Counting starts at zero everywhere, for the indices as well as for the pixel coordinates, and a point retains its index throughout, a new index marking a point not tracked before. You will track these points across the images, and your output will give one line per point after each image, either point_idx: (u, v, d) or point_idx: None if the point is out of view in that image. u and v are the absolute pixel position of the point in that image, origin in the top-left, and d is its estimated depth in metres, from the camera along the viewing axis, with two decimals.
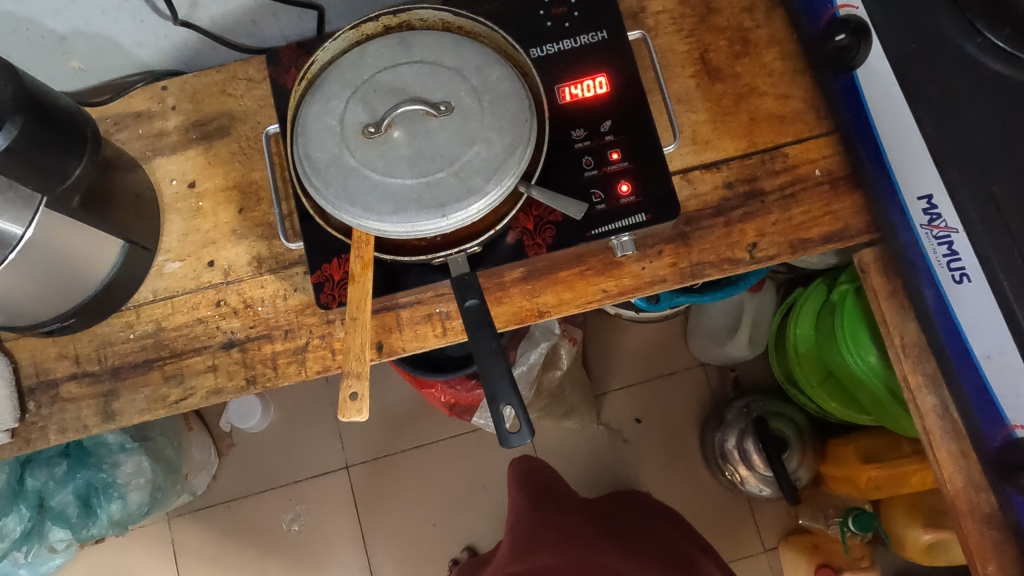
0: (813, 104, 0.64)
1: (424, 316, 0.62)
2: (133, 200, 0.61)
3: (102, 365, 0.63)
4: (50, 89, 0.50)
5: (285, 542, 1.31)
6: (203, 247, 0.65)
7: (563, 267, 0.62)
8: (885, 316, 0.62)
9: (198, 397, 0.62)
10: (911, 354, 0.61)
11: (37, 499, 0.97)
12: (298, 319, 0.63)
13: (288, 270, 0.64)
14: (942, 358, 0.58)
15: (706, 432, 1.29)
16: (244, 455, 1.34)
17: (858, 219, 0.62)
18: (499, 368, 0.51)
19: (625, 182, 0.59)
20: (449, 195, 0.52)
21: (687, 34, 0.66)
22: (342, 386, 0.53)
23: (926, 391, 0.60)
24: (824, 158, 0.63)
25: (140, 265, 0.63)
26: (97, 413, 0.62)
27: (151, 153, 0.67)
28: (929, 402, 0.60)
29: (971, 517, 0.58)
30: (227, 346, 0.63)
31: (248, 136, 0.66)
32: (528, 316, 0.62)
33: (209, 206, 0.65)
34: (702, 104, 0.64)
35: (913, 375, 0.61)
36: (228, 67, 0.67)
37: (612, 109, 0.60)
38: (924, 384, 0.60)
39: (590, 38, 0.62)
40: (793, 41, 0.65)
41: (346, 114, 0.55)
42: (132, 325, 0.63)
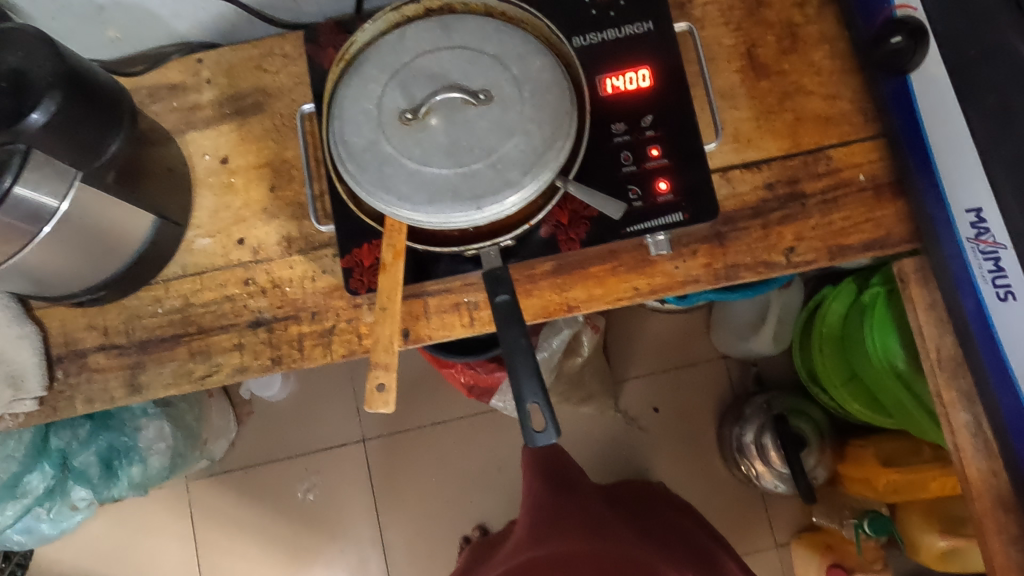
0: (860, 105, 0.62)
1: (452, 305, 0.62)
2: (165, 174, 0.61)
3: (129, 338, 0.63)
4: (88, 63, 0.50)
5: (299, 510, 1.32)
6: (233, 224, 0.64)
7: (595, 261, 0.61)
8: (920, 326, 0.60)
9: (223, 375, 0.62)
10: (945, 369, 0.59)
11: (60, 458, 0.99)
12: (326, 301, 0.63)
13: (317, 251, 0.63)
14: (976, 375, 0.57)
15: (723, 424, 1.28)
16: (264, 423, 1.36)
17: (900, 227, 0.60)
18: (527, 365, 0.50)
19: (664, 180, 0.57)
20: (485, 187, 0.51)
21: (735, 27, 0.64)
22: (369, 376, 0.52)
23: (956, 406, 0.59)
24: (869, 162, 0.61)
25: (170, 240, 0.63)
26: (124, 385, 0.63)
27: (185, 126, 0.66)
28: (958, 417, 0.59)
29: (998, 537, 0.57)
30: (254, 325, 0.63)
31: (282, 113, 0.65)
32: (556, 310, 0.61)
33: (240, 183, 0.65)
34: (746, 101, 0.63)
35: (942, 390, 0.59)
36: (265, 43, 0.66)
37: (654, 103, 0.58)
38: (954, 400, 0.59)
39: (635, 29, 0.59)
40: (845, 40, 0.63)
41: (383, 99, 0.54)
42: (160, 299, 0.64)
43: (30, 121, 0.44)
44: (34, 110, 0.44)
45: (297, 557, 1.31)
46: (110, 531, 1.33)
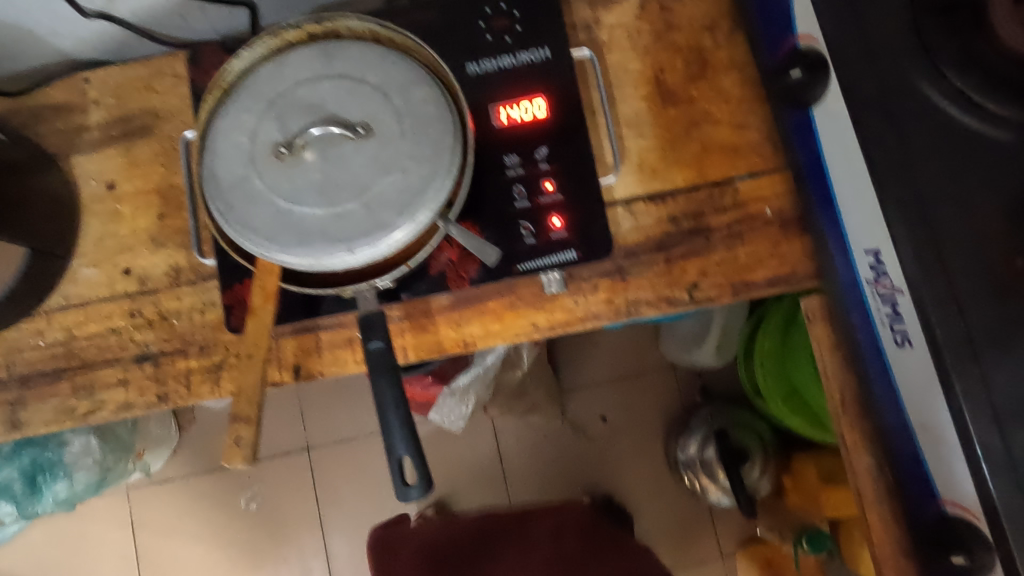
0: (769, 135, 0.60)
1: (345, 340, 0.60)
2: (42, 203, 0.58)
3: (9, 373, 0.61)
4: None
5: (242, 520, 1.31)
6: (119, 252, 0.62)
7: (492, 297, 0.59)
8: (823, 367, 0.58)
9: (108, 412, 0.60)
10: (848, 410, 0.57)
11: None
12: (214, 335, 0.60)
13: (206, 283, 0.61)
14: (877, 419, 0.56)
15: (671, 435, 1.27)
16: (204, 432, 1.32)
17: (806, 263, 0.58)
18: (396, 416, 0.47)
19: (557, 216, 0.55)
20: (357, 228, 0.49)
21: (642, 51, 0.61)
22: (231, 428, 0.49)
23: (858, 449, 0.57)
24: (775, 196, 0.59)
25: (50, 271, 0.60)
26: (3, 422, 0.60)
27: (69, 150, 0.63)
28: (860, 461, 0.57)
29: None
30: (140, 359, 0.60)
31: (171, 137, 0.62)
32: (452, 346, 0.59)
33: (127, 209, 0.62)
34: (652, 129, 0.60)
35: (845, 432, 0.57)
36: (153, 61, 0.63)
37: (550, 135, 0.56)
38: (857, 443, 0.57)
39: (531, 55, 0.57)
40: (755, 66, 0.61)
41: (257, 131, 0.52)
42: (42, 332, 0.61)
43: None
44: None
45: (240, 567, 1.30)
46: (48, 540, 1.30)
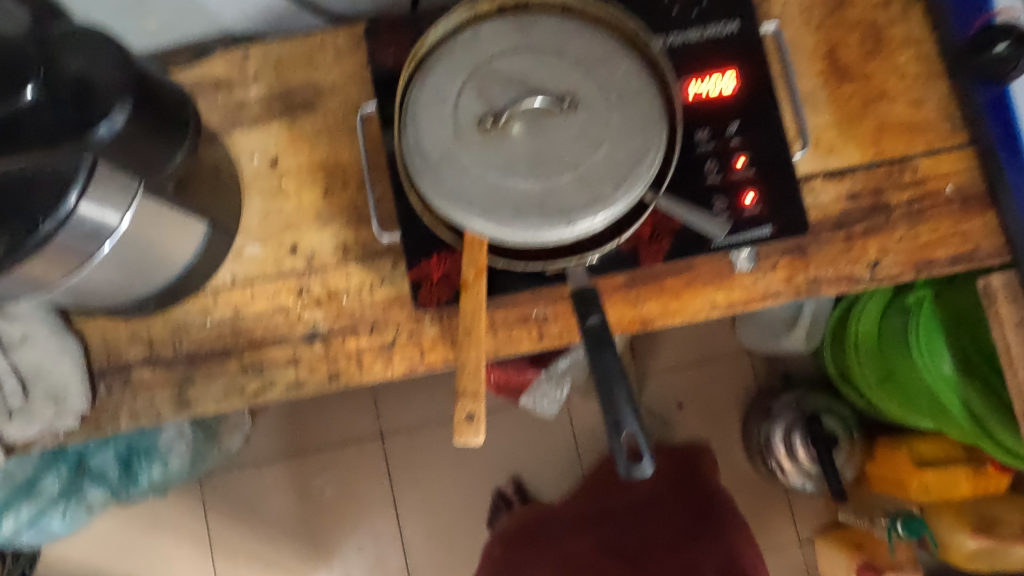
0: (947, 111, 0.59)
1: (519, 319, 0.59)
2: (217, 177, 0.57)
3: (176, 351, 0.60)
4: (155, 71, 0.45)
5: (315, 506, 1.30)
6: (285, 230, 0.61)
7: (670, 275, 0.58)
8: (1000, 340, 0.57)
9: (278, 390, 0.59)
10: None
11: (77, 458, 0.99)
12: (385, 314, 0.59)
13: (376, 260, 0.60)
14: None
15: (749, 421, 1.27)
16: (279, 419, 1.32)
17: (990, 240, 0.58)
18: (624, 391, 0.46)
19: (750, 192, 0.55)
20: (574, 202, 0.48)
21: (816, 27, 0.61)
22: (456, 405, 0.47)
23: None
24: (956, 172, 0.58)
25: (221, 247, 0.59)
26: (171, 401, 0.59)
27: (231, 125, 0.62)
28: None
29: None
30: (309, 338, 0.59)
31: (336, 112, 0.61)
32: (631, 324, 0.58)
33: (292, 186, 0.61)
34: (828, 106, 0.60)
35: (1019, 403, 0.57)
36: (316, 35, 0.62)
37: (740, 110, 0.55)
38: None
39: (718, 29, 0.56)
40: (931, 42, 0.60)
41: (460, 103, 0.51)
42: (209, 310, 0.60)
43: (23, 102, 0.37)
44: (102, 119, 0.39)
45: (314, 554, 1.29)
46: (120, 527, 1.29)
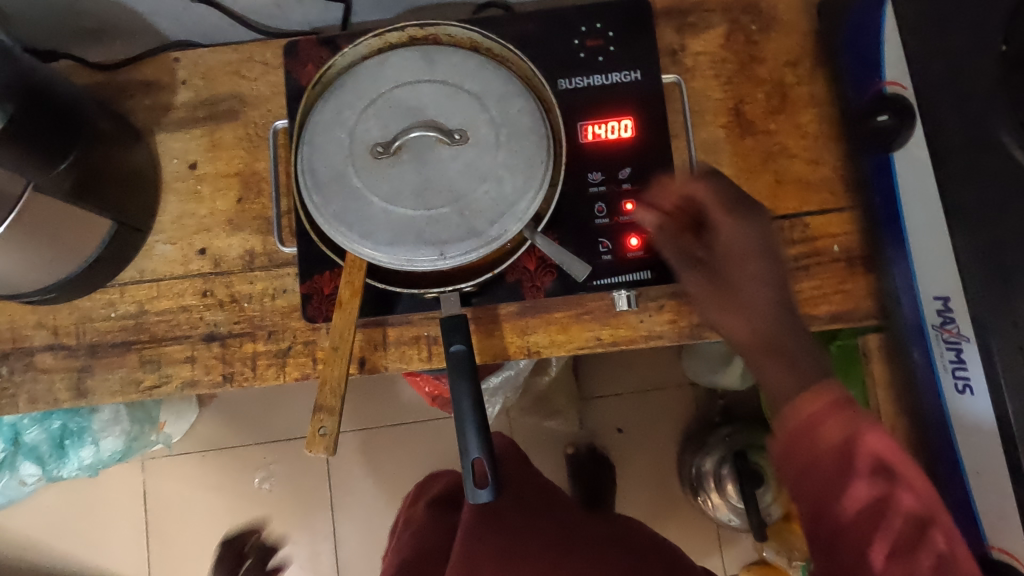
0: (842, 174, 0.61)
1: (412, 338, 0.61)
2: (129, 176, 0.59)
3: (79, 340, 0.62)
4: (54, 78, 0.50)
5: (253, 498, 1.31)
6: (196, 232, 0.63)
7: (559, 308, 0.60)
8: (753, 259, 0.50)
9: (173, 387, 0.61)
10: (768, 303, 0.50)
11: (11, 433, 0.99)
12: (283, 322, 0.61)
13: (279, 269, 0.62)
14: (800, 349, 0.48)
15: (685, 452, 1.28)
16: (226, 409, 1.33)
17: (868, 302, 0.60)
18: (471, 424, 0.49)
19: (635, 236, 0.57)
20: (451, 233, 0.50)
21: (725, 81, 0.63)
22: (313, 419, 0.48)
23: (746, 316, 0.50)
24: (843, 234, 0.60)
25: (130, 244, 0.61)
26: (69, 388, 0.61)
27: (155, 127, 0.64)
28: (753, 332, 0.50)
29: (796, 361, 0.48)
30: (208, 339, 0.62)
31: (256, 123, 0.64)
32: (516, 353, 0.60)
33: (207, 190, 0.63)
34: (729, 158, 0.62)
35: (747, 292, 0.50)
36: (245, 48, 0.65)
37: (634, 156, 0.57)
38: (762, 348, 0.50)
39: (622, 76, 0.58)
40: (833, 105, 0.62)
41: (357, 129, 0.53)
42: (114, 303, 0.62)
43: None
44: None
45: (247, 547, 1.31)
46: (61, 502, 1.31)
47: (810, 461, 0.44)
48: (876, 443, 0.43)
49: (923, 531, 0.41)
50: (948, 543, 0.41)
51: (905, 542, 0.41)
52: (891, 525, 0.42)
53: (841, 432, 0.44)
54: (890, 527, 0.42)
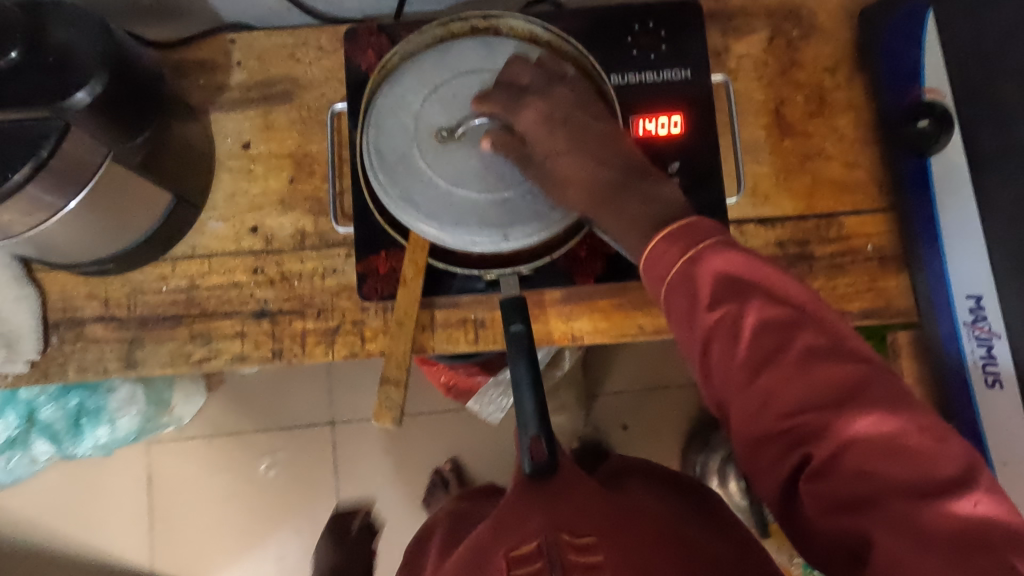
0: (876, 177, 0.64)
1: (459, 320, 0.62)
2: (188, 153, 0.59)
3: (130, 312, 0.63)
4: (137, 50, 0.49)
5: (259, 486, 1.29)
6: (248, 211, 0.64)
7: (603, 296, 0.62)
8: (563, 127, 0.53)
9: (222, 361, 0.62)
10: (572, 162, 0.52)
11: (26, 409, 0.98)
12: (333, 300, 0.63)
13: (330, 249, 0.63)
14: (666, 206, 0.49)
15: (689, 449, 1.30)
16: (236, 394, 1.32)
17: (900, 300, 0.62)
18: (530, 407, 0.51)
19: None
20: (514, 216, 0.52)
21: (766, 83, 0.65)
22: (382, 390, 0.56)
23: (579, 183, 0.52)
24: (878, 234, 0.63)
25: (185, 220, 0.62)
26: (119, 358, 0.62)
27: (209, 105, 0.65)
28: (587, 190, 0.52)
29: (648, 222, 0.49)
30: (258, 315, 0.63)
31: (310, 106, 0.65)
32: (561, 338, 0.62)
33: (260, 170, 0.65)
34: (769, 157, 0.64)
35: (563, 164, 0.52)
36: (300, 32, 0.66)
37: (683, 151, 0.60)
38: (601, 206, 0.52)
39: (673, 74, 0.60)
40: (870, 111, 0.65)
41: (422, 113, 0.54)
42: (166, 277, 0.63)
43: (7, 59, 0.42)
44: (79, 88, 0.43)
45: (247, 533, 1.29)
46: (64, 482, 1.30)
47: (672, 298, 0.43)
48: (719, 263, 0.42)
49: (793, 335, 0.39)
50: (822, 339, 0.38)
51: (768, 348, 0.39)
52: (754, 337, 0.39)
53: (688, 262, 0.43)
54: (755, 339, 0.39)
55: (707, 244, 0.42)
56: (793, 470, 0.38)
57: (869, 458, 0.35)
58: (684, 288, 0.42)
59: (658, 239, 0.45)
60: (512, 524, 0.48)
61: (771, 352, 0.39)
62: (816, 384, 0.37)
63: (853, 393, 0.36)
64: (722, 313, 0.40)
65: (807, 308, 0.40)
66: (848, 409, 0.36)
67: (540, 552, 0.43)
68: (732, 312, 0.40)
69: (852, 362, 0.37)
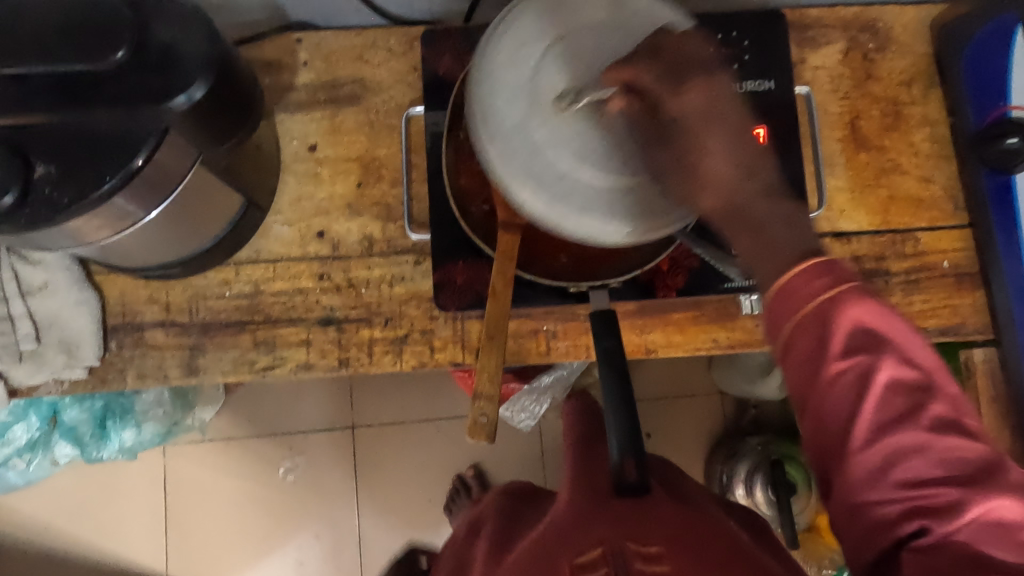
0: (952, 192, 0.63)
1: (530, 331, 0.61)
2: (259, 155, 0.58)
3: (191, 318, 0.61)
4: (238, 60, 0.46)
5: (279, 492, 1.17)
6: (314, 215, 0.62)
7: (678, 309, 0.61)
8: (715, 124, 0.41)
9: (287, 369, 0.61)
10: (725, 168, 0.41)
11: (49, 411, 0.95)
12: (401, 309, 0.61)
13: (398, 256, 0.62)
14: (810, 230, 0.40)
15: (714, 459, 1.24)
16: (247, 398, 1.19)
17: (977, 317, 0.61)
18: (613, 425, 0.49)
19: None
20: (643, 207, 0.45)
21: (843, 95, 0.64)
22: (473, 409, 0.52)
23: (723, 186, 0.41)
24: (954, 251, 0.62)
25: (251, 224, 0.60)
26: (180, 365, 0.60)
27: (275, 106, 0.63)
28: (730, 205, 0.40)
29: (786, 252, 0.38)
30: (323, 323, 0.61)
31: (379, 109, 0.64)
32: (634, 351, 0.61)
33: (327, 173, 0.63)
34: (845, 171, 0.63)
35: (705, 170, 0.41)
36: (369, 33, 0.64)
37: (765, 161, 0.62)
38: (731, 219, 0.41)
39: (754, 85, 0.63)
40: (945, 126, 0.64)
41: (540, 72, 0.45)
42: (229, 283, 0.61)
43: (114, 59, 0.40)
44: (181, 91, 0.41)
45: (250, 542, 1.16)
46: None
47: (798, 332, 0.36)
48: (863, 312, 0.36)
49: (922, 400, 0.36)
50: (953, 413, 0.36)
51: (898, 414, 0.35)
52: (884, 399, 0.36)
53: (830, 296, 0.36)
54: (884, 402, 0.36)
55: (853, 284, 0.36)
56: (894, 539, 0.35)
57: (990, 543, 0.34)
58: (818, 328, 0.36)
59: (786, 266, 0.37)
60: (574, 533, 0.47)
61: (901, 416, 0.36)
62: (946, 460, 0.35)
63: (983, 475, 0.35)
64: (858, 367, 0.36)
65: (933, 373, 0.37)
66: (981, 490, 0.35)
67: (605, 558, 0.43)
68: (868, 367, 0.36)
69: (983, 444, 0.35)
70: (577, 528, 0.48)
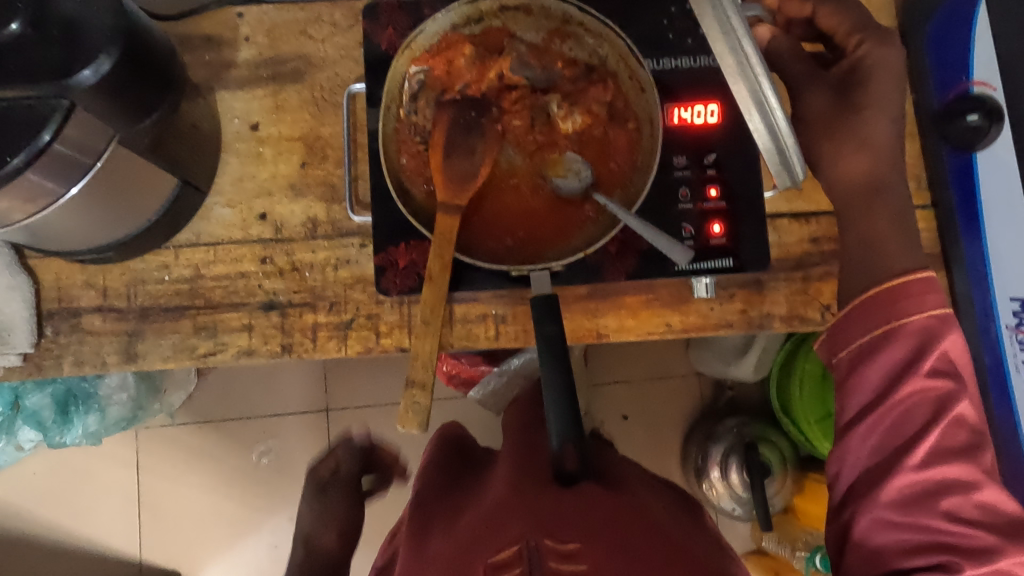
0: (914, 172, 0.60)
1: (479, 315, 0.59)
2: (196, 134, 0.56)
3: (130, 303, 0.59)
4: (150, 27, 0.44)
5: (245, 474, 1.16)
6: (257, 196, 0.61)
7: (631, 293, 0.59)
8: (894, 84, 0.54)
9: (228, 355, 0.59)
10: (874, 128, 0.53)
11: (11, 396, 0.93)
12: (346, 293, 0.60)
13: (343, 238, 0.60)
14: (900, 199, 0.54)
15: (690, 441, 1.22)
16: (222, 381, 1.18)
17: None
18: (551, 412, 0.48)
19: (718, 223, 0.57)
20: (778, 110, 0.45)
21: None
22: (405, 395, 0.50)
23: (872, 154, 0.54)
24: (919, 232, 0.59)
25: (190, 205, 0.58)
26: (118, 352, 0.59)
27: (215, 83, 0.61)
28: (868, 171, 0.54)
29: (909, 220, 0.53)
30: (266, 308, 0.59)
31: (323, 86, 0.61)
32: (586, 336, 0.59)
33: (270, 153, 0.61)
34: None
35: (874, 128, 0.53)
36: (314, 7, 0.62)
37: (721, 141, 0.58)
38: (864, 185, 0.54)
39: (709, 61, 0.58)
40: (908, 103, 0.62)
41: None
42: (168, 266, 0.59)
43: (9, 31, 0.38)
44: (85, 66, 0.38)
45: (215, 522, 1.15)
46: None
47: (887, 339, 0.51)
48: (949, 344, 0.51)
49: (975, 439, 0.51)
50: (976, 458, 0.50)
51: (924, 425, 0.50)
52: (916, 409, 0.51)
53: (935, 316, 0.51)
54: (914, 412, 0.51)
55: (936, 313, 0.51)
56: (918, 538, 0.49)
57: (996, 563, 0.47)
58: (909, 343, 0.51)
59: (884, 283, 0.52)
60: (491, 532, 0.46)
61: (958, 443, 0.50)
62: (954, 476, 0.50)
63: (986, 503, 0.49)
64: (940, 388, 0.51)
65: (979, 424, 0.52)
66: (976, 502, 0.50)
67: (520, 559, 0.41)
68: (950, 392, 0.51)
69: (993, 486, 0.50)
70: (495, 525, 0.46)
